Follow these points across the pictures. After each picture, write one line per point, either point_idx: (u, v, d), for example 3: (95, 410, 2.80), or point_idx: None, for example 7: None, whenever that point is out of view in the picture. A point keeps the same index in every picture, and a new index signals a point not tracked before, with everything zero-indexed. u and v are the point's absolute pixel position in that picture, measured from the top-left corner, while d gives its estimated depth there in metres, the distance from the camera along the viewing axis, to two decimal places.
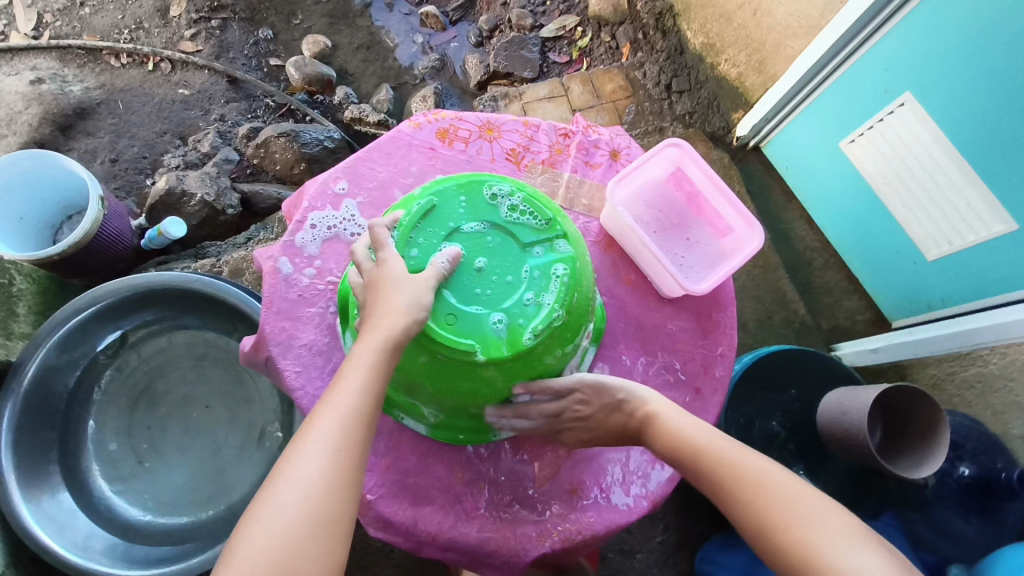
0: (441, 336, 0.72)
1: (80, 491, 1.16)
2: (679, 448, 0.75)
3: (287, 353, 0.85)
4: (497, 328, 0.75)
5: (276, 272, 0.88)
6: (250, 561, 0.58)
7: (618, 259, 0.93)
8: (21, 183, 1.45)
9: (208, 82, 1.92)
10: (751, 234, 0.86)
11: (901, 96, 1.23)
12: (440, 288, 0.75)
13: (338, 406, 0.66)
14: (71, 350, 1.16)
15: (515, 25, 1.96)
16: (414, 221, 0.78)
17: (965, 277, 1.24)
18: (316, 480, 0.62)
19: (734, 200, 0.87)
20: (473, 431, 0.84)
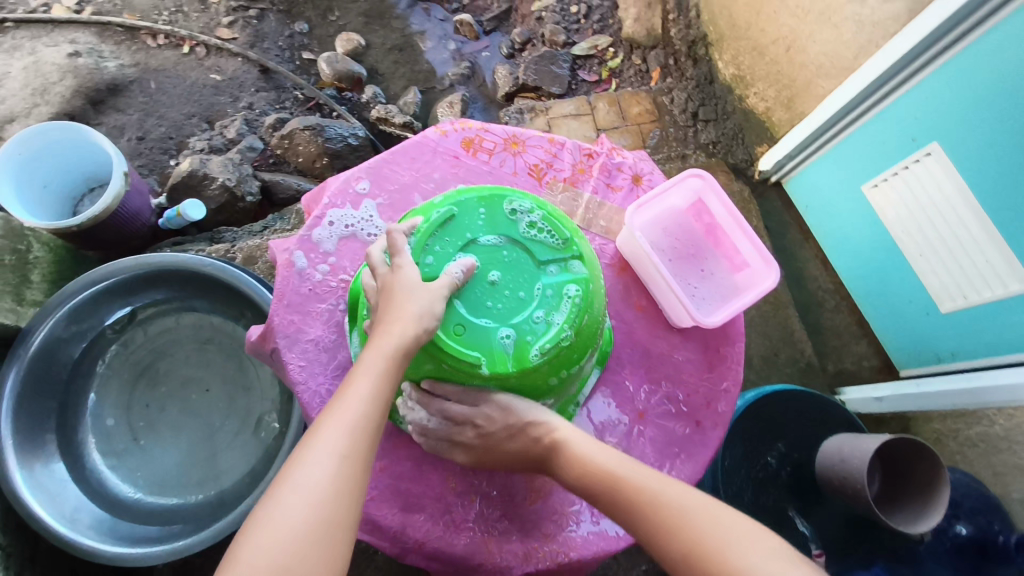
0: (449, 346, 0.73)
1: (74, 462, 1.16)
2: (585, 473, 0.75)
3: (294, 347, 0.85)
4: (504, 343, 0.75)
5: (290, 265, 0.88)
6: (253, 565, 0.58)
7: (631, 284, 0.93)
8: (49, 152, 1.47)
9: (240, 69, 1.94)
10: (765, 271, 0.85)
11: (929, 145, 1.21)
12: (451, 298, 0.75)
13: (346, 413, 0.66)
14: (80, 322, 1.17)
15: (548, 40, 2.00)
16: (433, 229, 0.78)
17: (979, 333, 1.22)
18: (320, 489, 0.62)
19: (752, 236, 0.86)
20: None
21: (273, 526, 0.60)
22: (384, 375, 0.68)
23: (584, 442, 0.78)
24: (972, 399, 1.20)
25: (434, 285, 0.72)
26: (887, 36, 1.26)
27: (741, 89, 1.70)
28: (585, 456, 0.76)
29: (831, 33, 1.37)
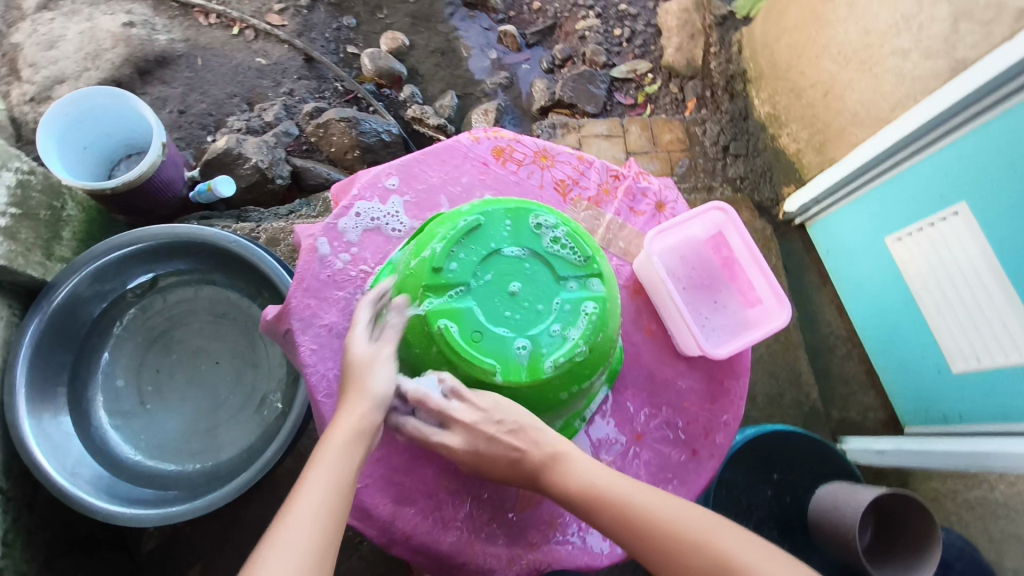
0: (467, 351, 0.75)
1: (80, 418, 1.19)
2: (576, 492, 0.74)
3: (307, 330, 0.87)
4: (519, 353, 0.76)
5: (313, 250, 0.90)
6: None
7: (643, 308, 0.93)
8: (93, 116, 1.51)
9: (285, 56, 1.99)
10: (778, 310, 0.85)
11: (956, 204, 1.21)
12: (469, 307, 0.76)
13: (324, 476, 0.68)
14: (103, 282, 1.20)
15: (589, 60, 2.04)
16: (458, 235, 0.79)
17: (989, 397, 1.21)
18: (305, 551, 0.62)
19: (769, 275, 0.86)
20: None
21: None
22: (355, 439, 0.72)
23: (579, 460, 0.76)
24: (974, 463, 1.19)
25: (380, 346, 0.77)
26: (926, 91, 1.26)
27: (774, 128, 1.71)
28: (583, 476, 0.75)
29: (870, 83, 1.38)
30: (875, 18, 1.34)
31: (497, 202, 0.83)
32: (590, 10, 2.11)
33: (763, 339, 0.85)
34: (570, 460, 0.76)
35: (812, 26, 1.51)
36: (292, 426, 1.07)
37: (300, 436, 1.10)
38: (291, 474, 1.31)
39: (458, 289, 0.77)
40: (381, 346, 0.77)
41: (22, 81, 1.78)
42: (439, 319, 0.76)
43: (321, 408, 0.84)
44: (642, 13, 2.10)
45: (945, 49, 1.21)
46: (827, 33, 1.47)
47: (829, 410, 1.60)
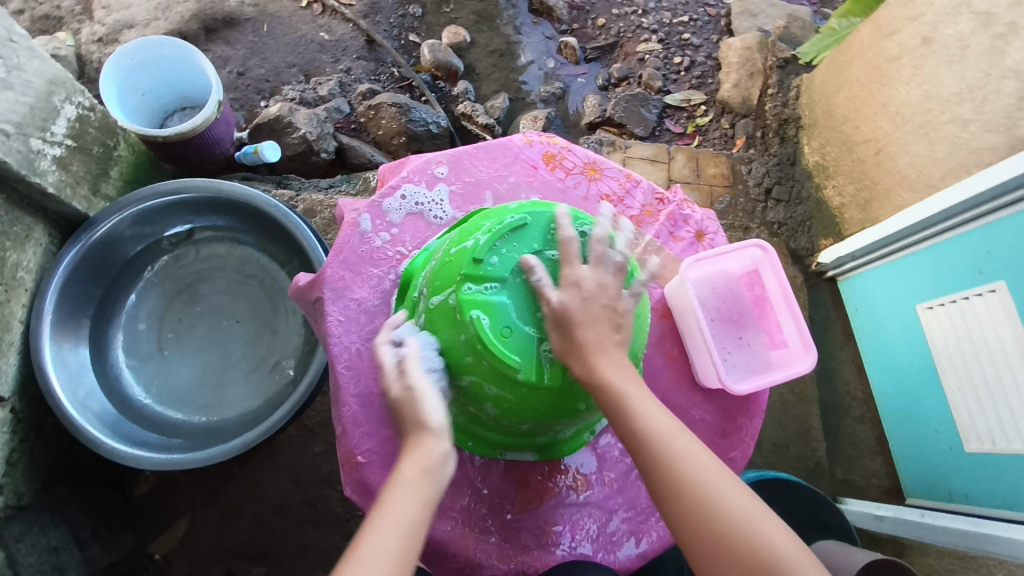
0: (494, 347, 0.71)
1: (99, 353, 1.22)
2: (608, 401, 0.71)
3: (337, 301, 0.88)
4: (545, 356, 0.73)
5: (355, 225, 0.91)
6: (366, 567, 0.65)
7: (667, 332, 0.93)
8: (157, 64, 1.55)
9: (348, 34, 2.02)
10: (803, 356, 0.84)
11: (994, 282, 1.18)
12: (504, 302, 0.73)
13: (382, 527, 0.68)
14: (141, 226, 1.23)
15: (644, 83, 2.05)
16: (503, 231, 0.76)
17: (998, 481, 1.19)
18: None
19: (800, 320, 0.84)
20: (482, 442, 0.85)
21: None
22: (411, 489, 0.70)
23: (634, 389, 0.73)
24: (975, 543, 1.17)
25: (407, 388, 0.74)
26: (981, 165, 1.24)
27: (822, 178, 1.71)
28: (636, 408, 0.72)
29: (925, 148, 1.36)
30: (939, 83, 1.32)
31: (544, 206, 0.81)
32: (652, 34, 2.13)
33: (785, 381, 0.83)
34: (627, 389, 0.72)
35: (874, 82, 1.50)
36: (302, 394, 1.09)
37: (308, 405, 1.11)
38: (292, 442, 1.32)
39: (494, 284, 0.74)
40: (409, 385, 0.74)
41: (93, 22, 1.83)
42: (471, 309, 0.72)
43: (338, 378, 0.85)
44: (703, 45, 2.12)
45: (1007, 125, 1.19)
46: (888, 91, 1.46)
47: (834, 468, 1.58)
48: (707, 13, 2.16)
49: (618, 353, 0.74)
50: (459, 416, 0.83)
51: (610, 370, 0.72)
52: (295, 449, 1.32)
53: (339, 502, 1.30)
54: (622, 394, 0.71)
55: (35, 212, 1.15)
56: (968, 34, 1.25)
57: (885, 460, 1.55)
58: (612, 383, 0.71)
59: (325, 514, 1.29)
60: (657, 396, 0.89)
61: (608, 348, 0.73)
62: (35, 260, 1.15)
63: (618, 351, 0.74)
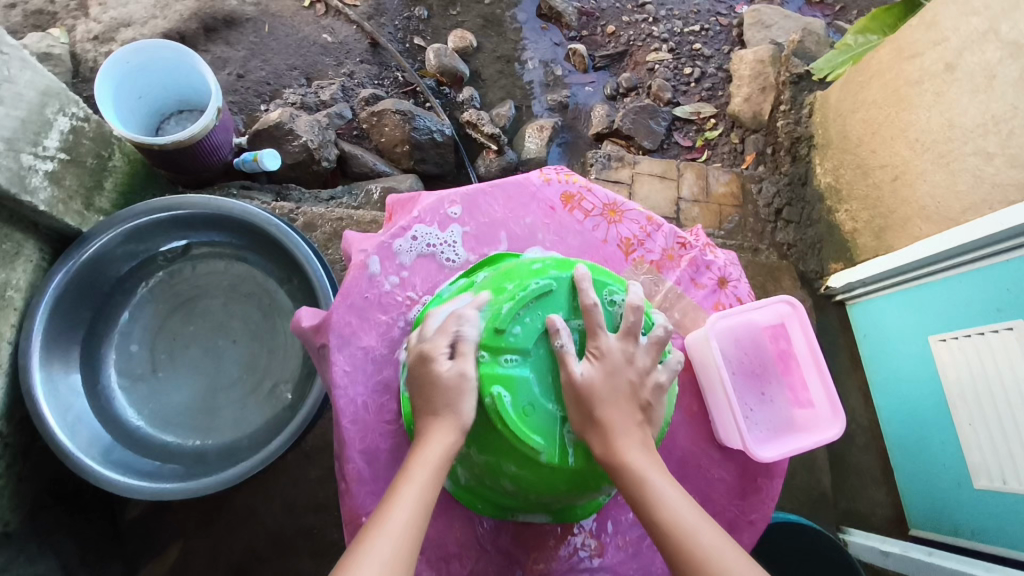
0: (515, 427, 0.68)
1: (90, 374, 1.18)
2: (625, 479, 0.66)
3: (344, 348, 0.83)
4: (567, 435, 0.71)
5: (363, 267, 0.87)
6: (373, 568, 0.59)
7: (688, 387, 0.90)
8: (154, 67, 1.49)
9: (352, 36, 1.97)
10: (831, 421, 0.80)
11: (1012, 320, 1.14)
12: (526, 378, 0.71)
13: (390, 522, 0.62)
14: (134, 243, 1.18)
15: (653, 93, 2.01)
16: (527, 298, 0.73)
17: (1008, 521, 1.16)
18: None
19: (829, 382, 0.80)
20: (491, 504, 0.80)
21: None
22: (431, 478, 0.66)
23: (658, 474, 0.67)
24: None
25: (459, 372, 0.70)
26: (1004, 201, 1.20)
27: (833, 201, 1.68)
28: (659, 496, 0.65)
29: (945, 178, 1.33)
30: (963, 113, 1.28)
31: (567, 266, 0.78)
32: (663, 43, 2.09)
33: (811, 449, 0.80)
34: (649, 472, 0.66)
35: (892, 106, 1.46)
36: (300, 424, 1.04)
37: (306, 435, 1.07)
38: (289, 468, 1.28)
39: (515, 356, 0.72)
40: (464, 372, 0.70)
41: (89, 18, 1.77)
42: (492, 385, 0.70)
43: (344, 431, 0.81)
44: (715, 56, 2.08)
45: None
46: (908, 116, 1.42)
47: (837, 499, 1.56)
48: (719, 22, 2.13)
49: (641, 436, 0.69)
50: (471, 480, 0.79)
51: (631, 453, 0.67)
52: (290, 475, 1.29)
53: (336, 529, 1.27)
54: (642, 478, 0.66)
55: (25, 227, 1.11)
56: (996, 63, 1.21)
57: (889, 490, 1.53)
58: (631, 464, 0.66)
59: (322, 542, 1.26)
60: (676, 457, 0.87)
61: (630, 428, 0.69)
62: (24, 278, 1.10)
63: (643, 434, 0.70)
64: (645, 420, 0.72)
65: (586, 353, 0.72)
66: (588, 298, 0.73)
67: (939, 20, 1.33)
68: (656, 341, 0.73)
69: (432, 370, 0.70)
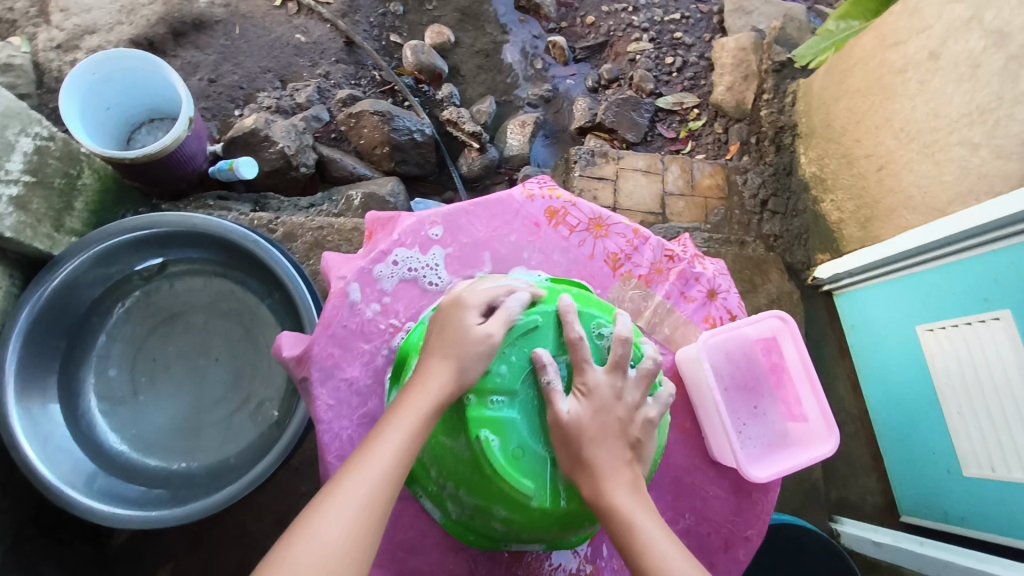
0: (504, 470, 0.67)
1: (69, 401, 1.15)
2: (612, 525, 0.65)
3: (326, 381, 0.84)
4: (558, 475, 0.70)
5: (344, 295, 0.87)
6: (351, 503, 0.62)
7: (681, 404, 0.90)
8: (121, 77, 1.44)
9: (326, 36, 1.92)
10: (825, 437, 0.80)
11: (999, 310, 1.14)
12: (514, 421, 0.70)
13: (373, 461, 0.64)
14: (106, 265, 1.15)
15: (635, 85, 1.98)
16: (513, 336, 0.72)
17: (998, 507, 1.17)
18: (339, 545, 0.59)
19: (822, 398, 0.80)
20: (483, 537, 0.79)
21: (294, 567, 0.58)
22: (421, 420, 0.67)
23: (647, 518, 0.66)
24: None
25: (488, 328, 0.71)
26: (990, 192, 1.19)
27: (819, 191, 1.67)
28: (649, 543, 0.64)
29: (930, 168, 1.32)
30: (947, 102, 1.27)
31: (551, 299, 0.77)
32: (643, 33, 2.06)
33: (805, 467, 0.79)
34: (636, 516, 0.65)
35: (876, 95, 1.45)
36: (286, 443, 1.02)
37: (294, 453, 1.05)
38: (279, 487, 1.27)
39: (502, 398, 0.71)
40: (495, 329, 0.71)
41: (51, 25, 1.71)
42: (480, 428, 0.69)
43: (330, 468, 0.82)
44: (696, 44, 2.05)
45: (1019, 153, 1.13)
46: (892, 105, 1.41)
47: (829, 488, 1.57)
48: (699, 10, 2.10)
49: (631, 476, 0.68)
50: (460, 516, 0.77)
51: (619, 495, 0.66)
52: (281, 492, 1.27)
53: None
54: (629, 521, 0.65)
55: None
56: (979, 52, 1.19)
57: (879, 477, 1.54)
58: (618, 506, 0.65)
59: None
60: (669, 476, 0.88)
61: (619, 468, 0.68)
62: None
63: (633, 474, 0.69)
64: (635, 457, 0.70)
65: (574, 388, 0.71)
66: (573, 332, 0.72)
67: (922, 8, 1.31)
68: (645, 374, 0.72)
69: (462, 320, 0.72)
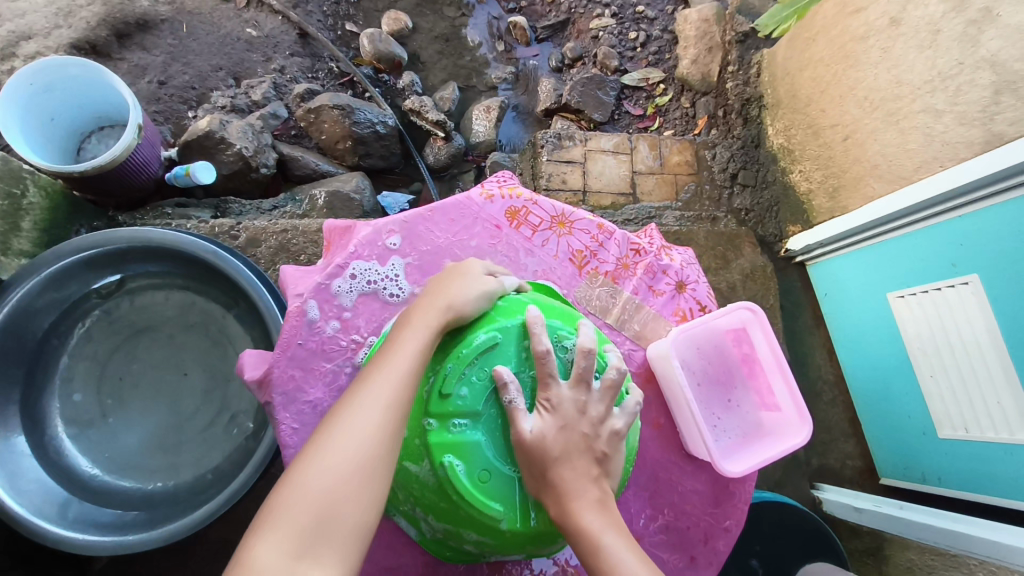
0: (470, 496, 0.68)
1: (34, 429, 1.12)
2: (581, 548, 0.64)
3: (289, 406, 0.85)
4: (525, 495, 0.70)
5: (302, 314, 0.87)
6: (372, 404, 0.66)
7: (654, 402, 0.90)
8: (62, 85, 1.38)
9: (279, 28, 1.85)
10: (798, 426, 0.82)
11: (968, 275, 1.15)
12: (474, 443, 0.69)
13: (392, 365, 0.68)
14: (60, 287, 1.11)
15: (600, 62, 1.95)
16: (472, 355, 0.71)
17: (973, 468, 1.19)
18: (366, 438, 0.64)
19: (794, 387, 0.82)
20: (460, 554, 0.79)
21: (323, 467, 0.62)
22: (434, 331, 0.72)
23: (615, 538, 0.65)
24: (953, 543, 1.16)
25: (487, 279, 0.77)
26: (955, 159, 1.19)
27: (786, 162, 1.66)
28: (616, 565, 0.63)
29: (896, 137, 1.32)
30: (909, 69, 1.26)
31: (515, 310, 0.76)
32: (605, 8, 2.01)
33: (779, 458, 0.81)
34: (605, 536, 0.64)
35: (839, 64, 1.44)
36: (261, 457, 1.00)
37: (269, 467, 1.03)
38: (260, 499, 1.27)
39: (465, 421, 0.70)
40: (493, 281, 0.77)
41: None
42: (443, 454, 0.69)
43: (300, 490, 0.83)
44: (659, 17, 2.02)
45: (982, 119, 1.13)
46: (855, 74, 1.40)
47: (809, 456, 1.59)
48: None
49: (597, 493, 0.67)
50: (433, 536, 0.77)
51: (586, 515, 0.65)
52: None
53: None
54: (597, 543, 0.63)
55: None
56: (939, 17, 1.19)
57: (858, 442, 1.56)
58: (585, 527, 0.64)
59: None
60: (644, 474, 0.88)
61: (585, 487, 0.67)
62: None
63: (600, 490, 0.68)
64: (603, 472, 0.69)
65: (537, 406, 0.70)
66: (541, 345, 0.70)
67: None
68: (610, 385, 0.72)
69: (468, 269, 0.78)
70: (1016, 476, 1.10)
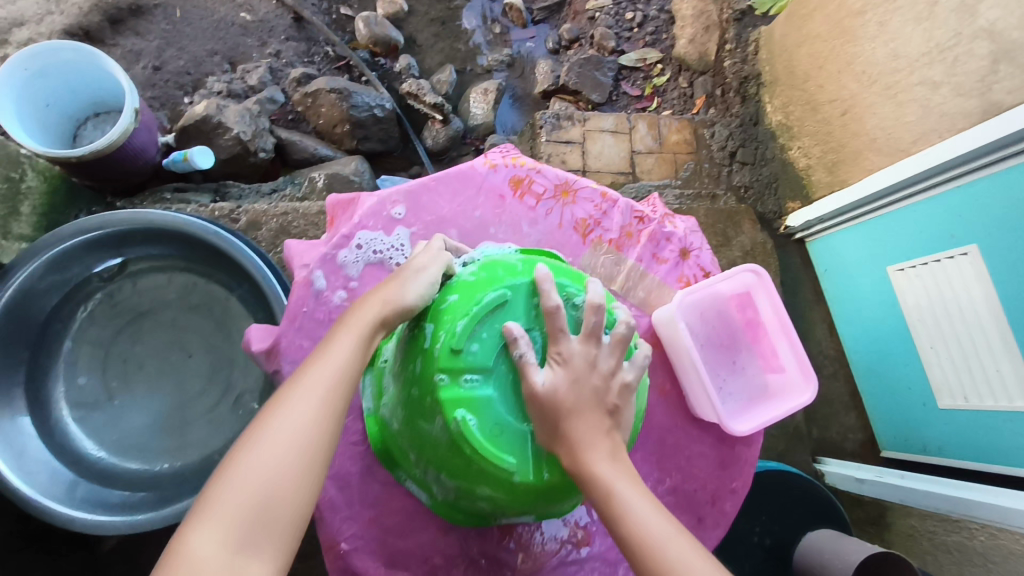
0: (484, 450, 0.68)
1: (40, 412, 1.12)
2: (596, 494, 0.65)
3: None
4: (537, 448, 0.71)
5: (308, 285, 0.88)
6: (309, 393, 0.67)
7: (661, 366, 0.91)
8: (56, 71, 1.37)
9: (273, 13, 1.84)
10: (803, 387, 0.83)
11: (966, 245, 1.15)
12: (486, 399, 0.70)
13: (330, 358, 0.69)
14: (62, 271, 1.10)
15: (596, 43, 1.95)
16: (482, 312, 0.72)
17: (973, 435, 1.20)
18: (302, 428, 0.65)
19: (799, 348, 0.83)
20: (472, 516, 0.81)
21: (247, 468, 0.62)
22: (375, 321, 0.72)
23: (627, 485, 0.66)
24: (955, 506, 1.17)
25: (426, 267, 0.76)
26: (952, 130, 1.19)
27: (784, 139, 1.66)
28: (628, 511, 0.64)
29: (893, 110, 1.32)
30: (906, 41, 1.26)
31: (524, 270, 0.77)
32: None
33: (786, 417, 0.83)
34: (618, 484, 0.65)
35: (836, 39, 1.44)
36: None
37: None
38: None
39: (477, 376, 0.70)
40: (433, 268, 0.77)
41: None
42: (456, 408, 0.68)
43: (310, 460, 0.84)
44: None
45: (980, 88, 1.13)
46: (851, 48, 1.40)
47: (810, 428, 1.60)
48: None
49: (609, 446, 0.68)
50: (446, 498, 0.79)
51: (600, 464, 0.66)
52: None
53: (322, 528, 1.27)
54: (610, 490, 0.65)
55: None
56: None
57: (859, 414, 1.57)
58: (599, 475, 0.65)
59: None
60: (652, 439, 0.89)
61: (598, 439, 0.68)
62: None
63: (612, 443, 0.69)
64: (613, 426, 0.70)
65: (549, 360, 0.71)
66: (551, 301, 0.71)
67: None
68: (620, 339, 0.72)
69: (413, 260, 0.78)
70: (1017, 443, 1.11)
